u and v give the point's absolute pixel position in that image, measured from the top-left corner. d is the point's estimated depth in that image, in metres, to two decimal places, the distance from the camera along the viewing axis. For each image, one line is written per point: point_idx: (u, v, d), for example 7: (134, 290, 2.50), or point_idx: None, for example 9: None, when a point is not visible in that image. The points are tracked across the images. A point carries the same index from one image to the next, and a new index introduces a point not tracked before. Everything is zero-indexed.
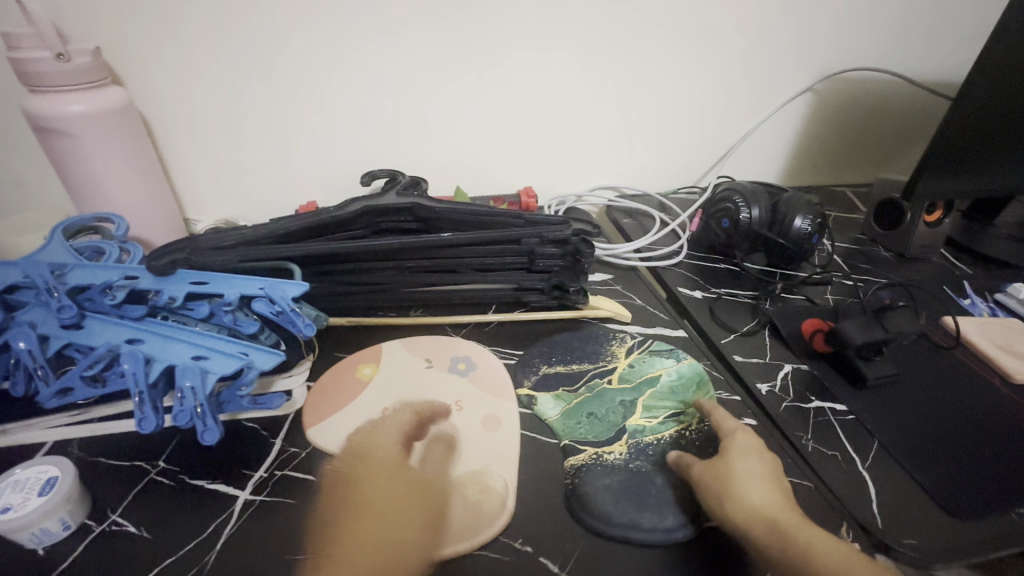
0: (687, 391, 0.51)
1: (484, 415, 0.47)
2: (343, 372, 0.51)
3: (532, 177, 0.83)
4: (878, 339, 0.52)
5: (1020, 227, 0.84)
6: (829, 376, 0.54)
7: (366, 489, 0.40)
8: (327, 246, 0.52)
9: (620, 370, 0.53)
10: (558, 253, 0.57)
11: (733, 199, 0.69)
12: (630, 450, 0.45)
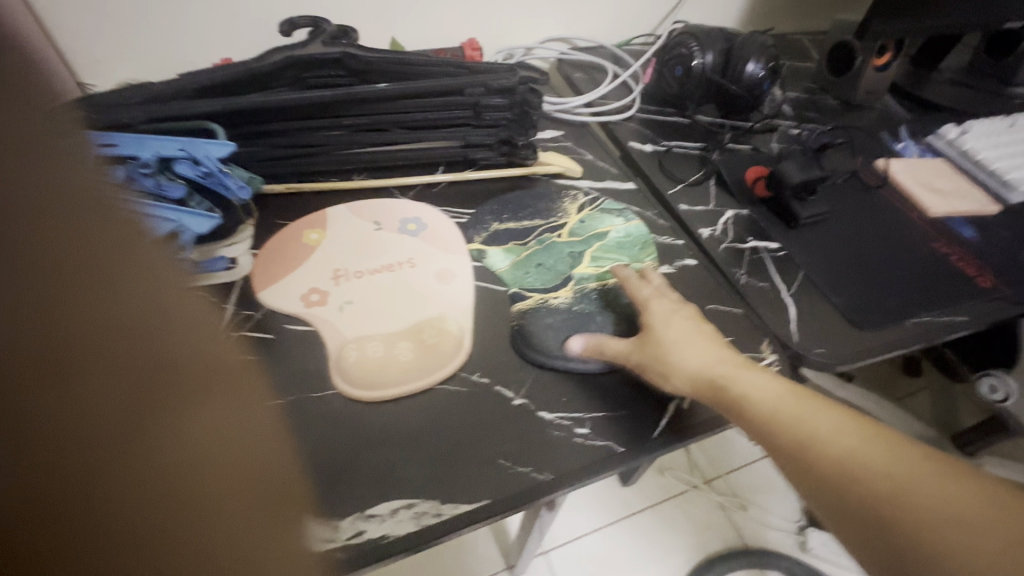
0: (633, 244, 0.53)
1: (437, 270, 0.48)
2: (288, 235, 0.49)
3: (475, 26, 0.75)
4: (814, 178, 0.55)
5: (960, 72, 0.85)
6: (763, 218, 0.57)
7: (327, 340, 0.42)
8: (253, 100, 0.47)
9: (569, 224, 0.54)
10: (505, 105, 0.54)
11: (687, 44, 0.66)
12: (575, 295, 0.48)
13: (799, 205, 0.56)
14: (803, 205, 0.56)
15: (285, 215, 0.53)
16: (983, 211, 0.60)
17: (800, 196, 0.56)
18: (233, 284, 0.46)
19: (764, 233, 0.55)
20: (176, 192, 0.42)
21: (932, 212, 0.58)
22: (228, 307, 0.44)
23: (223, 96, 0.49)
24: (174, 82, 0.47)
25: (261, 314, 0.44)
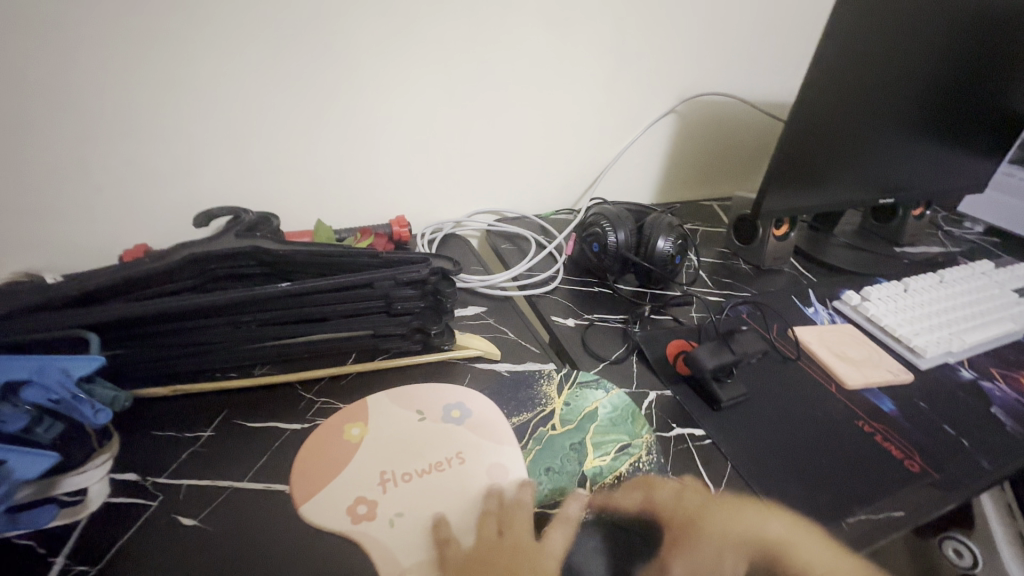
0: (625, 418, 0.52)
1: (489, 465, 0.46)
2: (326, 431, 0.48)
3: (404, 206, 0.79)
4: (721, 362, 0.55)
5: (854, 235, 0.94)
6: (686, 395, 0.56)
7: (377, 561, 0.38)
8: (138, 307, 0.44)
9: (557, 409, 0.52)
10: (417, 295, 0.53)
11: (599, 223, 0.70)
12: (598, 498, 0.44)
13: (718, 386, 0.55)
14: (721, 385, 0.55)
15: (163, 423, 0.47)
16: (897, 381, 0.60)
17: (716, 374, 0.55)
18: (73, 527, 0.38)
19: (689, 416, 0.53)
20: (16, 422, 0.37)
21: (850, 384, 0.59)
22: (55, 563, 0.36)
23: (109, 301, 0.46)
24: (56, 291, 0.44)
25: (96, 570, 0.36)
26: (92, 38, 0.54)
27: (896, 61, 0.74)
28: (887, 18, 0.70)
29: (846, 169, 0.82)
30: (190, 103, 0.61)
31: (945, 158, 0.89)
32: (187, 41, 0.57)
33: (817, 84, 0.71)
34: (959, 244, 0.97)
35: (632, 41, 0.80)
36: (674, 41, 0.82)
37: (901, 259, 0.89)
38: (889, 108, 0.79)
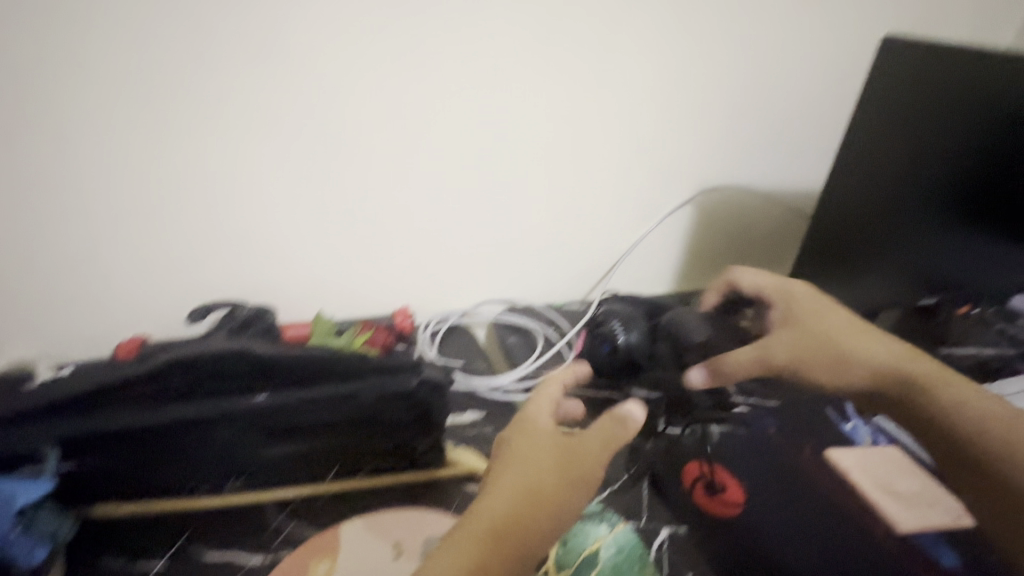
0: (630, 566, 0.46)
1: None
2: (293, 570, 0.44)
3: (410, 295, 0.78)
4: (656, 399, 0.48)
5: (894, 333, 0.87)
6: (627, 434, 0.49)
7: None
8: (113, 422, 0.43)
9: (552, 554, 0.46)
10: (405, 409, 0.50)
11: (609, 323, 0.66)
12: None
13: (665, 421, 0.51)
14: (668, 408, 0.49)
15: (124, 551, 0.45)
16: (949, 527, 0.52)
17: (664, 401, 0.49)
18: None
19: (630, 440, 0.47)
20: None
21: (898, 529, 0.51)
22: None
23: (79, 414, 0.43)
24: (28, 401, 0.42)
25: None
26: (112, 142, 0.57)
27: (932, 159, 0.70)
28: (920, 113, 0.66)
29: (881, 267, 0.76)
30: (199, 200, 0.62)
31: (998, 254, 0.82)
32: (202, 144, 0.59)
33: (842, 181, 0.67)
34: (1017, 344, 0.88)
35: (650, 135, 0.79)
36: (691, 138, 0.81)
37: (952, 364, 0.80)
38: (932, 203, 0.72)
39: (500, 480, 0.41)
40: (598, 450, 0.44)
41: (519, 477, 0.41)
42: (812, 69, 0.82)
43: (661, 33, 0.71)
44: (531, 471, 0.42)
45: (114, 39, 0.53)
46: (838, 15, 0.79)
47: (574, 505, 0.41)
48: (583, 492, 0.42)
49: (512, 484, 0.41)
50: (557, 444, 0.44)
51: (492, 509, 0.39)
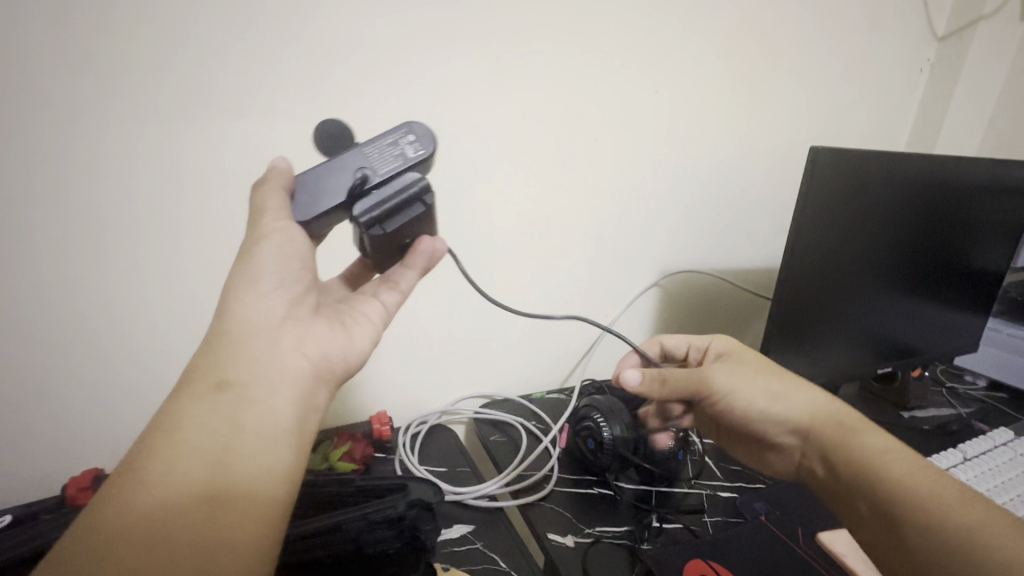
0: None
1: None
2: None
3: (387, 399, 0.76)
4: (427, 131, 0.42)
5: (857, 402, 0.91)
6: (328, 173, 0.39)
7: None
8: None
9: None
10: (392, 537, 0.48)
11: (592, 417, 0.66)
12: None
13: (410, 154, 0.40)
14: (414, 143, 0.41)
15: None
16: None
17: (421, 151, 0.41)
18: None
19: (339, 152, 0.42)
20: None
21: None
22: None
23: None
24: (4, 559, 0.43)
25: None
26: (68, 270, 0.55)
27: (870, 243, 0.76)
28: (856, 197, 0.72)
29: (839, 341, 0.80)
30: (164, 322, 0.60)
31: (936, 320, 0.88)
32: (167, 267, 0.58)
33: (797, 260, 0.71)
34: (969, 403, 0.93)
35: (613, 228, 0.83)
36: (651, 230, 0.87)
37: (915, 428, 0.84)
38: (874, 278, 0.78)
39: (193, 385, 0.35)
40: (278, 197, 0.39)
41: (228, 353, 0.36)
42: (749, 162, 0.91)
43: (614, 139, 0.77)
44: (232, 360, 0.36)
45: (76, 167, 0.52)
46: (766, 118, 0.89)
47: (265, 310, 0.38)
48: (274, 270, 0.38)
49: (218, 369, 0.35)
50: (254, 252, 0.37)
51: (202, 442, 0.33)
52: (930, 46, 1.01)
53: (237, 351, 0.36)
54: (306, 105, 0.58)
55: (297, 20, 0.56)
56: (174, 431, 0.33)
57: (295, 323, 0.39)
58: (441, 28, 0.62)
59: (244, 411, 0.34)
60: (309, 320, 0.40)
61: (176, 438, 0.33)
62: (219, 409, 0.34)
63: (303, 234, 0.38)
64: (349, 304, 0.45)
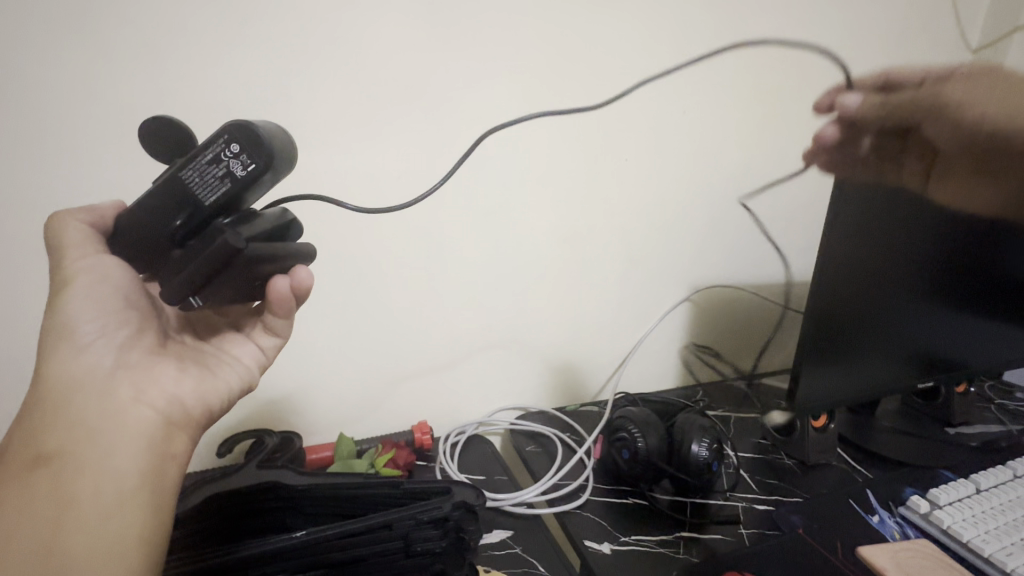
0: None
1: None
2: None
3: (428, 409, 0.80)
4: (252, 134, 0.36)
5: (900, 417, 0.90)
6: (155, 206, 0.38)
7: None
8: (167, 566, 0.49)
9: None
10: (438, 535, 0.51)
11: (626, 428, 0.67)
12: None
13: (236, 173, 0.37)
14: (234, 163, 0.37)
15: None
16: None
17: (246, 166, 0.37)
18: None
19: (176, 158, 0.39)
20: None
21: None
22: None
23: None
24: None
25: None
26: None
27: (903, 256, 0.75)
28: (888, 207, 0.72)
29: (875, 354, 0.79)
30: None
31: (978, 334, 0.86)
32: None
33: (828, 272, 0.71)
34: (1019, 420, 0.90)
35: (643, 243, 0.86)
36: (682, 245, 0.89)
37: (961, 444, 0.81)
38: (910, 289, 0.78)
39: (20, 458, 0.40)
40: (81, 233, 0.43)
41: (48, 426, 0.41)
42: (779, 178, 0.92)
43: (642, 158, 0.80)
44: (52, 427, 0.41)
45: None
46: (794, 135, 0.91)
47: (88, 366, 0.43)
48: (92, 322, 0.43)
49: (41, 441, 0.40)
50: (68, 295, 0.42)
51: (33, 494, 0.38)
52: (964, 58, 1.01)
53: (58, 421, 0.41)
54: (358, 136, 0.64)
55: (350, 62, 0.62)
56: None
57: (116, 377, 0.43)
58: (478, 64, 0.67)
59: (74, 465, 0.40)
60: (149, 364, 0.45)
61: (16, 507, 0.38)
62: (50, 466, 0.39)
63: (115, 268, 0.43)
64: (218, 350, 0.53)
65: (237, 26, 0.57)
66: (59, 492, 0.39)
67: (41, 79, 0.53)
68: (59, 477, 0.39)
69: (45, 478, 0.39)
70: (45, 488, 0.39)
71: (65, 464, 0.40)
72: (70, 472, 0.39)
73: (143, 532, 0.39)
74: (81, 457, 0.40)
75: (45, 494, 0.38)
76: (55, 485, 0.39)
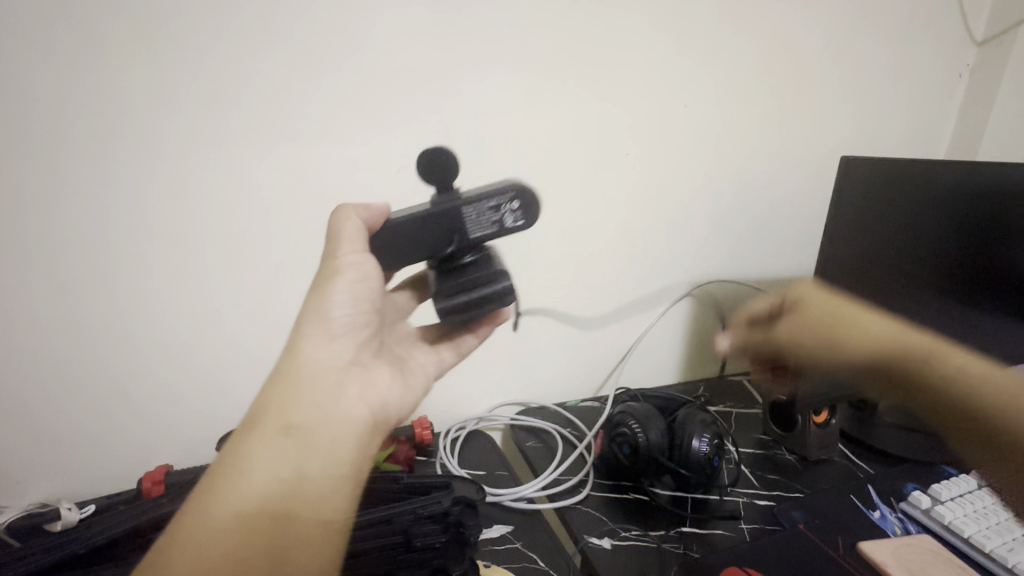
0: None
1: None
2: None
3: (428, 405, 0.80)
4: (532, 202, 0.41)
5: None
6: (421, 233, 0.41)
7: None
8: None
9: None
10: (437, 530, 0.51)
11: (626, 423, 0.67)
12: None
13: (507, 224, 0.41)
14: (512, 220, 0.41)
15: None
16: None
17: (519, 223, 0.41)
18: None
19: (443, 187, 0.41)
20: None
21: None
22: None
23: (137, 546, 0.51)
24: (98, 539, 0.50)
25: None
26: (151, 284, 0.61)
27: (906, 251, 0.75)
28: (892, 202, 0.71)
29: None
30: (228, 330, 0.66)
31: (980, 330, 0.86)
32: (233, 278, 0.64)
33: (830, 269, 0.71)
34: None
35: (645, 239, 0.85)
36: (685, 241, 0.88)
37: None
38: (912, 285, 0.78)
39: (264, 425, 0.39)
40: (355, 228, 0.42)
41: (296, 398, 0.40)
42: (781, 173, 0.91)
43: (644, 152, 0.80)
44: (304, 397, 0.40)
45: (160, 195, 0.59)
46: (796, 130, 0.90)
47: (334, 356, 0.42)
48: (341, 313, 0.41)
49: (284, 415, 0.39)
50: (327, 286, 0.41)
51: (275, 482, 0.38)
52: (968, 52, 1.00)
53: (300, 396, 0.40)
54: (358, 129, 0.64)
55: (349, 55, 0.61)
56: (233, 493, 0.37)
57: (353, 364, 0.44)
58: (479, 58, 0.66)
59: (309, 451, 0.39)
60: (372, 363, 0.45)
61: (225, 487, 0.37)
62: (270, 444, 0.38)
63: (376, 262, 0.42)
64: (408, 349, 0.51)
65: (235, 18, 0.56)
66: (291, 486, 0.38)
67: (33, 69, 0.52)
68: (299, 470, 0.39)
69: (288, 468, 0.38)
70: (291, 476, 0.38)
71: (303, 454, 0.39)
72: (303, 464, 0.39)
73: (337, 522, 0.40)
74: (315, 450, 0.39)
75: (268, 488, 0.38)
76: (291, 478, 0.38)
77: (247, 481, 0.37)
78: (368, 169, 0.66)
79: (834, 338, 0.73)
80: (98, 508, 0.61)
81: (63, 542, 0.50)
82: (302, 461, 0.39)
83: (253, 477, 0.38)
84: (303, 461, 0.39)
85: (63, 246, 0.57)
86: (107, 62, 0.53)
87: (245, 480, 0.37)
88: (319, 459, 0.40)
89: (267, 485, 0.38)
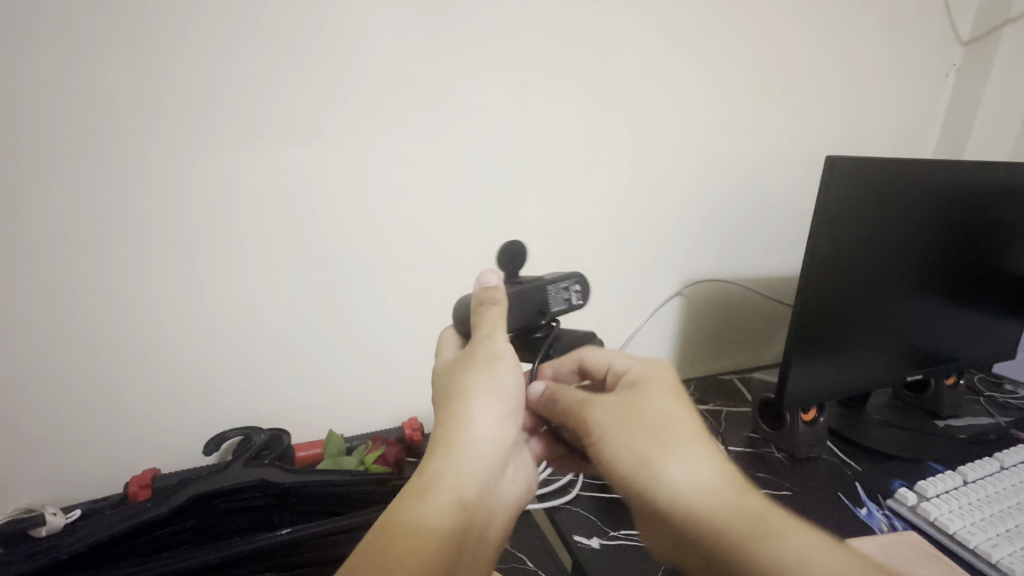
0: None
1: None
2: None
3: (419, 406, 0.80)
4: (586, 283, 0.52)
5: (889, 410, 0.90)
6: (516, 310, 0.47)
7: None
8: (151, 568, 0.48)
9: None
10: None
11: None
12: None
13: (575, 300, 0.50)
14: (580, 292, 0.50)
15: None
16: None
17: (580, 299, 0.51)
18: None
19: (517, 275, 0.50)
20: None
21: None
22: None
23: (121, 549, 0.51)
24: (79, 544, 0.49)
25: None
26: (137, 288, 0.61)
27: (894, 251, 0.75)
28: (879, 201, 0.72)
29: (867, 349, 0.79)
30: (216, 334, 0.66)
31: (967, 327, 0.87)
32: (219, 280, 0.64)
33: (818, 268, 0.71)
34: (1006, 412, 0.91)
35: (635, 239, 0.85)
36: (674, 241, 0.88)
37: (951, 437, 0.82)
38: (900, 284, 0.78)
39: (438, 490, 0.39)
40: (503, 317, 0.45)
41: (466, 472, 0.40)
42: (770, 172, 0.92)
43: (634, 152, 0.80)
44: (473, 471, 0.40)
45: (147, 198, 0.58)
46: (785, 129, 0.90)
47: (500, 439, 0.43)
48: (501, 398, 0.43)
49: (457, 487, 0.39)
50: (492, 372, 0.43)
51: (447, 548, 0.36)
52: (955, 52, 1.01)
53: (466, 470, 0.40)
54: (345, 129, 0.64)
55: (336, 57, 0.61)
56: (416, 551, 0.35)
57: (511, 447, 0.45)
58: (468, 57, 0.66)
59: (473, 524, 0.40)
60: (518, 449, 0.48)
61: (410, 544, 0.35)
62: (450, 509, 0.38)
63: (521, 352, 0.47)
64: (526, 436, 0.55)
65: (220, 20, 0.56)
66: (459, 555, 0.38)
67: (13, 71, 0.51)
68: (464, 540, 0.38)
69: (459, 537, 0.38)
70: (458, 545, 0.38)
71: (468, 524, 0.39)
72: (467, 535, 0.39)
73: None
74: (475, 525, 0.40)
75: (439, 550, 0.36)
76: (460, 546, 0.38)
77: (425, 539, 0.36)
78: (355, 170, 0.66)
79: (636, 440, 0.43)
80: (85, 512, 0.60)
81: (46, 548, 0.49)
82: (468, 532, 0.39)
83: (427, 538, 0.36)
84: (467, 532, 0.39)
85: (47, 248, 0.56)
86: (90, 65, 0.53)
87: (421, 536, 0.36)
88: (477, 534, 0.40)
89: (440, 549, 0.36)
